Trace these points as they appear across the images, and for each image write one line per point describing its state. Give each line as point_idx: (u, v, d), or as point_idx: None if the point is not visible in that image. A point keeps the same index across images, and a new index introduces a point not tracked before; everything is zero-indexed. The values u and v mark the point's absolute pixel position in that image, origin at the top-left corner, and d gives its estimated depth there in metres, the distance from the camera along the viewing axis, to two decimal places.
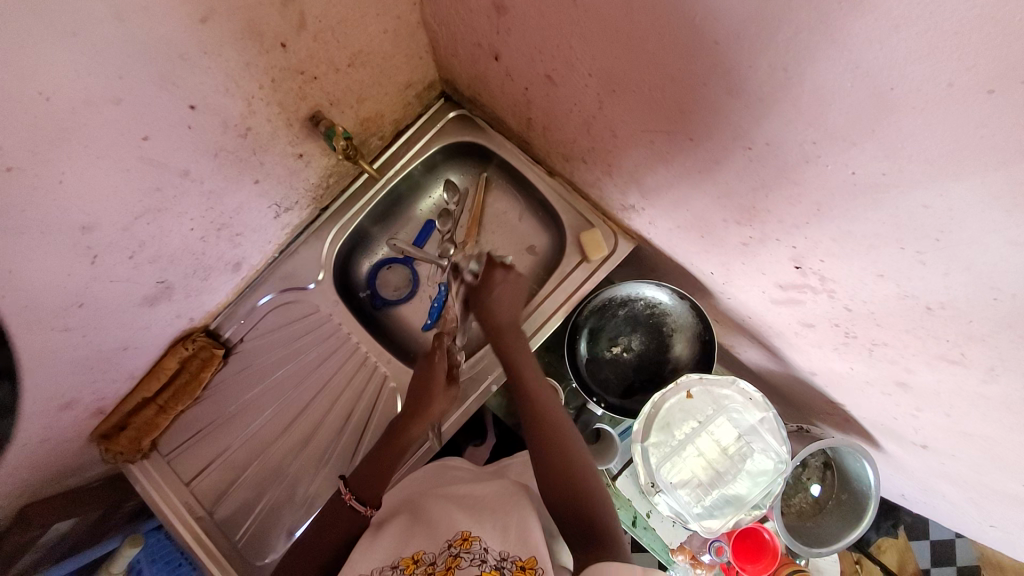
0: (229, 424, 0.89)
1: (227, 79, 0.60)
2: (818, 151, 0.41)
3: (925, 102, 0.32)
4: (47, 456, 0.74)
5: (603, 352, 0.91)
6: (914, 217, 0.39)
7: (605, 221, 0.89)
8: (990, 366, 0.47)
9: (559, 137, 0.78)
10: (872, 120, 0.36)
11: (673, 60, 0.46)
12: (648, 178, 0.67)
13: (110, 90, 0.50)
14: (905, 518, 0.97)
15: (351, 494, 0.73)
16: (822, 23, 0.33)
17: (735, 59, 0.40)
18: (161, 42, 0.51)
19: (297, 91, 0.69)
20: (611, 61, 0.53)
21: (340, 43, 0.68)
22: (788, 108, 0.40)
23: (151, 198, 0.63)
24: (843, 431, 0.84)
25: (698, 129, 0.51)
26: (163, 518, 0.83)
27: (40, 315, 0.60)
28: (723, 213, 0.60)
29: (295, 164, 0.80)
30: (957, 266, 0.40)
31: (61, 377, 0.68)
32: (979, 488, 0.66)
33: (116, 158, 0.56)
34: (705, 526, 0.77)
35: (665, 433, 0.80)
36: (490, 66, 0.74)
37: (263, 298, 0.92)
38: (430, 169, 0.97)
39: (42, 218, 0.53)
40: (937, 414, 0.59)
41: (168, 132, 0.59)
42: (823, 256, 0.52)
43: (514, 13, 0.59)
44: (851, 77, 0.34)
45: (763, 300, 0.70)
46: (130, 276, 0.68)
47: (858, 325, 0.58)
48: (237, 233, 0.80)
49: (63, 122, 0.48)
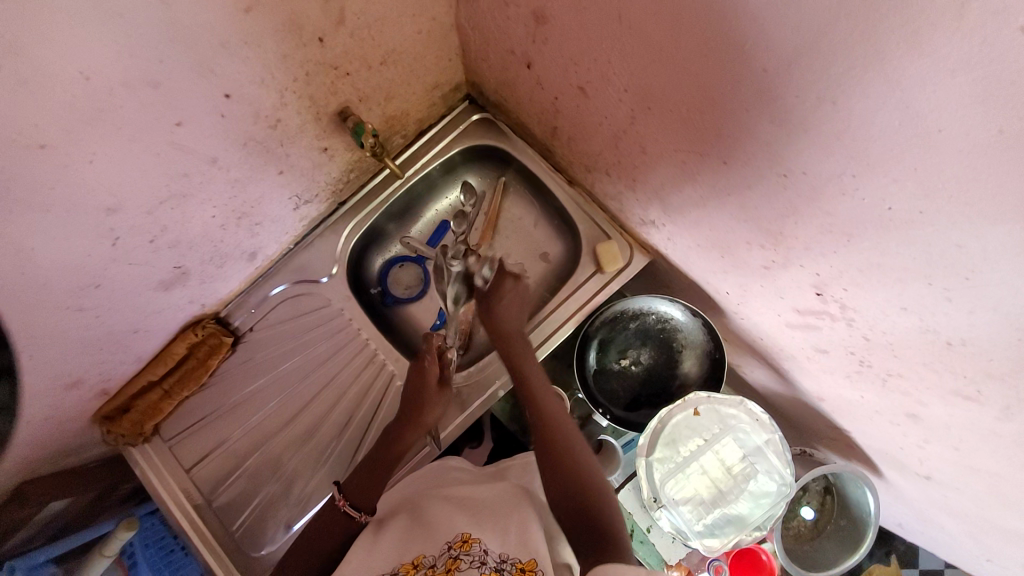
0: (233, 413, 0.88)
1: (262, 70, 0.60)
2: (856, 183, 0.42)
3: (973, 144, 0.32)
4: (50, 435, 0.74)
5: (612, 364, 0.91)
6: (946, 254, 0.40)
7: (621, 233, 0.89)
8: (1007, 404, 0.47)
9: (583, 148, 0.78)
10: (916, 157, 0.36)
11: (715, 83, 0.46)
12: (672, 195, 0.67)
13: (149, 75, 0.50)
14: (898, 547, 0.97)
15: (346, 500, 0.73)
16: (877, 58, 0.33)
17: (781, 87, 0.41)
18: (203, 30, 0.51)
19: (329, 85, 0.69)
20: (649, 78, 0.53)
21: (375, 41, 0.68)
22: (830, 138, 0.41)
23: (176, 183, 0.63)
24: (845, 458, 0.84)
25: (733, 152, 0.51)
26: (161, 504, 0.83)
27: (59, 293, 0.60)
28: (747, 235, 0.60)
29: (319, 158, 0.80)
30: (983, 305, 0.41)
31: (71, 356, 0.68)
32: (982, 524, 0.66)
33: (147, 142, 0.56)
34: (705, 544, 0.77)
35: (670, 448, 0.81)
36: (521, 73, 0.74)
37: (275, 289, 0.91)
38: (449, 171, 0.97)
39: (69, 197, 0.52)
40: (945, 448, 0.60)
41: (200, 119, 0.59)
42: (847, 285, 0.52)
43: (554, 23, 0.59)
44: (900, 113, 0.35)
45: (778, 323, 0.70)
46: (149, 260, 0.68)
47: (875, 355, 0.58)
48: (255, 222, 0.80)
49: (101, 103, 0.48)
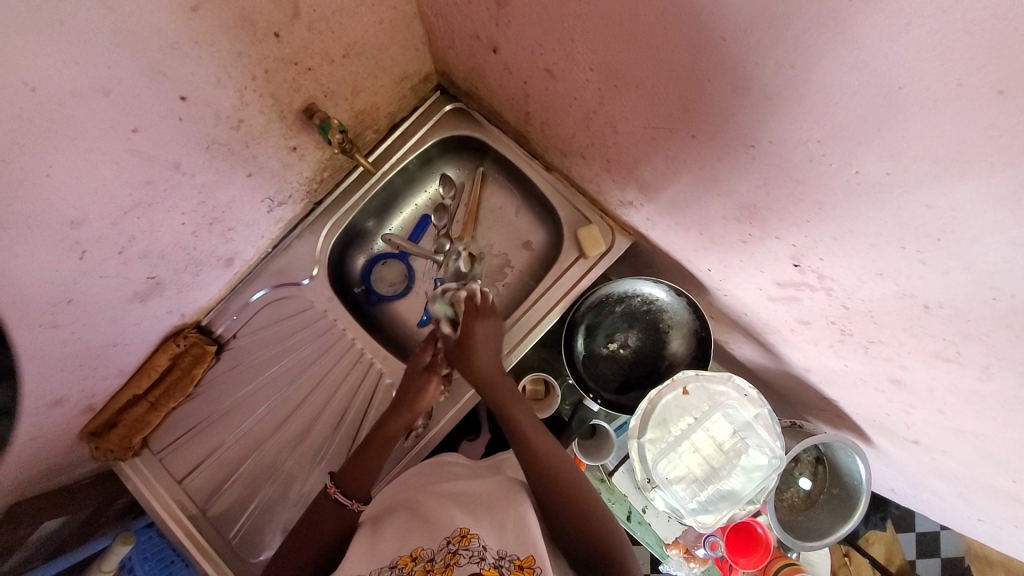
0: (222, 421, 0.88)
1: (219, 70, 0.59)
2: (823, 150, 0.41)
3: (933, 102, 0.32)
4: (35, 455, 0.73)
5: (600, 348, 0.91)
6: (916, 216, 0.39)
7: (602, 217, 0.88)
8: (986, 364, 0.47)
9: (557, 132, 0.77)
10: (879, 119, 0.35)
11: (676, 56, 0.45)
12: (647, 174, 0.66)
13: (99, 81, 0.49)
14: (893, 511, 0.98)
15: (336, 488, 0.73)
16: (831, 20, 0.33)
17: (741, 56, 0.40)
18: (150, 31, 0.49)
19: (291, 82, 0.68)
20: (612, 56, 0.52)
21: (335, 33, 0.66)
22: (793, 105, 0.40)
23: (141, 191, 0.61)
24: (835, 427, 0.85)
25: (701, 126, 0.50)
26: (156, 516, 0.83)
27: (28, 312, 0.58)
28: (724, 210, 0.59)
29: (289, 158, 0.79)
30: (954, 266, 0.40)
31: (48, 374, 0.67)
32: (970, 483, 0.67)
33: (105, 151, 0.54)
34: (699, 521, 0.78)
35: (661, 428, 0.81)
36: (488, 59, 0.73)
37: (257, 294, 0.90)
38: (425, 163, 0.96)
39: (27, 212, 0.51)
40: (930, 411, 0.60)
41: (159, 124, 0.57)
42: (822, 254, 0.52)
43: (515, 5, 0.58)
44: (860, 75, 0.34)
45: (760, 298, 0.70)
46: (120, 272, 0.66)
47: (855, 323, 0.58)
48: (229, 227, 0.78)
49: (50, 112, 0.47)
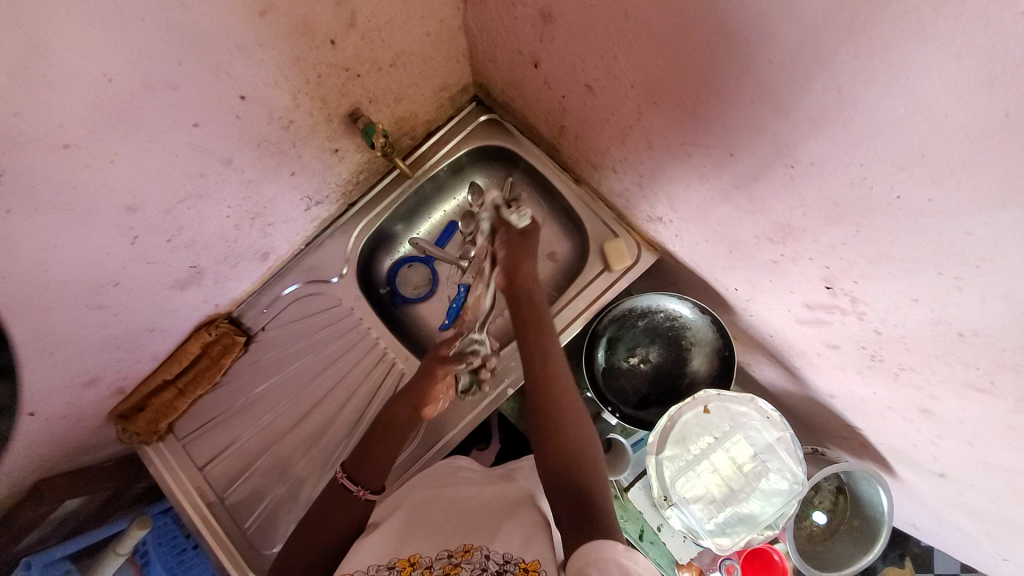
0: (245, 412, 0.89)
1: (276, 72, 0.62)
2: (865, 174, 0.42)
3: (981, 130, 0.32)
4: (67, 431, 0.75)
5: (621, 362, 0.91)
6: (956, 242, 0.40)
7: (629, 232, 0.90)
8: (1021, 396, 0.46)
9: (591, 146, 0.79)
10: (923, 146, 0.36)
11: (720, 75, 0.46)
12: (679, 191, 0.68)
13: (168, 76, 0.52)
14: (914, 549, 0.95)
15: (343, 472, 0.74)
16: (882, 48, 0.34)
17: (786, 80, 0.41)
18: (219, 33, 0.52)
19: (340, 87, 0.71)
20: (656, 75, 0.54)
21: (385, 43, 0.70)
22: (838, 129, 0.41)
23: (193, 183, 0.64)
24: (857, 456, 0.83)
25: (740, 145, 0.51)
26: (176, 501, 0.84)
27: (78, 291, 0.61)
28: (756, 229, 0.60)
29: (330, 159, 0.82)
30: (995, 294, 0.40)
31: (89, 353, 0.70)
32: (998, 522, 0.65)
33: (165, 143, 0.57)
34: (717, 543, 0.77)
35: (680, 446, 0.80)
36: (527, 73, 0.75)
37: (287, 289, 0.93)
38: (457, 172, 0.98)
39: (90, 196, 0.54)
40: (960, 443, 0.59)
41: (217, 120, 0.60)
42: (857, 277, 0.52)
43: (561, 22, 0.60)
44: (905, 102, 0.35)
45: (787, 319, 0.70)
46: (165, 259, 0.69)
47: (886, 349, 0.58)
48: (268, 223, 0.81)
49: (121, 103, 0.50)
